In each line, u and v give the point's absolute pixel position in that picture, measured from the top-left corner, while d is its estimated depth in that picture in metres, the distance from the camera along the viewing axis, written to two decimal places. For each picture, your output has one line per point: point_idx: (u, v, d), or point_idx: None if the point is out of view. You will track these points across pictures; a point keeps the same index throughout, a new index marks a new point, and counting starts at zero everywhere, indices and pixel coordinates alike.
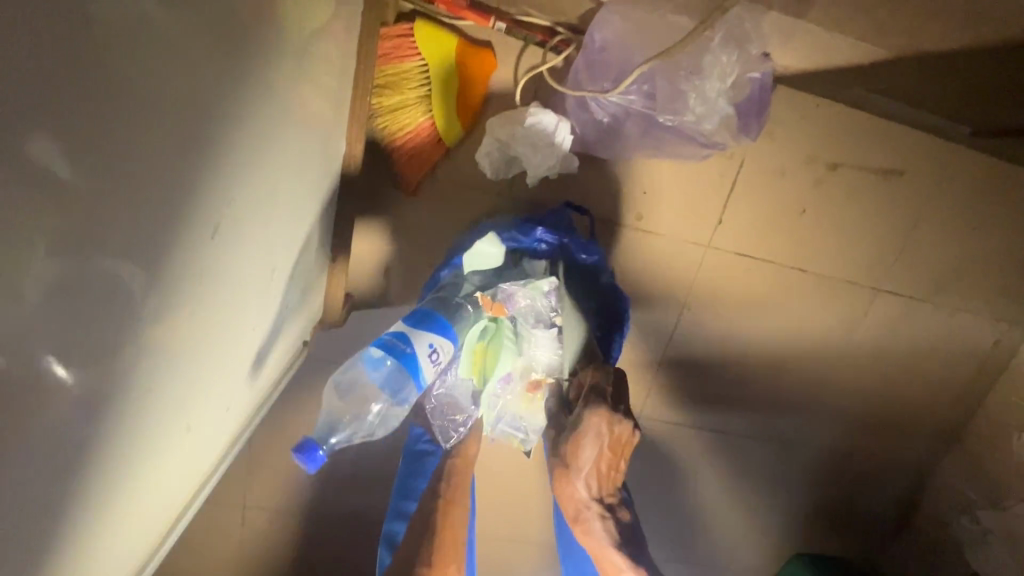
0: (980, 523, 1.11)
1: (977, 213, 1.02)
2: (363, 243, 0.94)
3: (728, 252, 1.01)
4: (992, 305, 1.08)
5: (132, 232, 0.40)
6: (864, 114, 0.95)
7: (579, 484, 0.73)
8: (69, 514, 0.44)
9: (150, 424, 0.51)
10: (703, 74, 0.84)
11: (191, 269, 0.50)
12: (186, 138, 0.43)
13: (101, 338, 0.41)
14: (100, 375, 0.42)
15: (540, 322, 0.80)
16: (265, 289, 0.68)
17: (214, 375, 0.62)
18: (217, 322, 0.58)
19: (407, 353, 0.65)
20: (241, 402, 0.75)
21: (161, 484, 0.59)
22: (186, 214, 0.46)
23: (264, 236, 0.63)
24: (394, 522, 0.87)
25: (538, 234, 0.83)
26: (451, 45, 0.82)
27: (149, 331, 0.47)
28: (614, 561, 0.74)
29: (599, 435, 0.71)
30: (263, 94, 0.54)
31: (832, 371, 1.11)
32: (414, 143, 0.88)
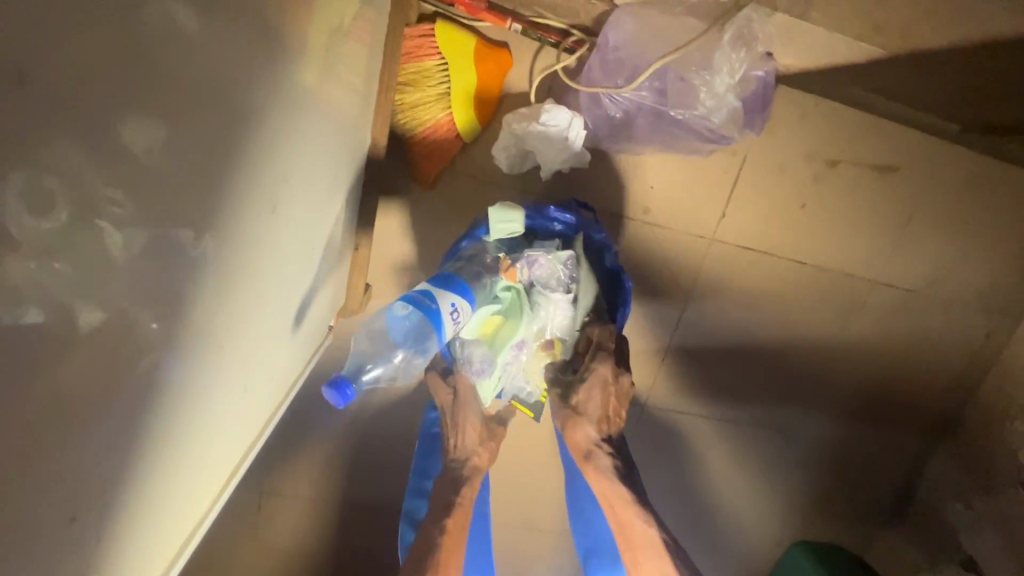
0: (972, 508, 1.14)
1: (968, 208, 1.07)
2: (382, 235, 0.98)
3: (731, 245, 1.05)
4: (983, 297, 1.13)
5: (190, 195, 0.43)
6: (860, 113, 1.00)
7: (588, 427, 0.84)
8: (141, 461, 0.46)
9: (211, 386, 0.55)
10: (713, 70, 0.88)
11: (240, 232, 0.53)
12: (233, 109, 0.46)
13: (168, 294, 0.44)
14: (167, 329, 0.45)
15: (559, 287, 0.83)
16: (299, 262, 0.71)
17: (257, 340, 0.64)
18: (263, 295, 0.62)
19: (432, 309, 0.69)
20: (281, 376, 0.78)
21: (218, 448, 0.63)
22: (235, 179, 0.49)
23: (301, 216, 0.68)
24: (416, 500, 0.88)
25: (554, 212, 0.84)
26: (470, 45, 0.87)
27: (205, 289, 0.49)
28: (617, 492, 0.84)
29: (606, 382, 0.82)
30: (298, 77, 0.57)
31: (830, 361, 1.15)
32: (433, 138, 0.92)
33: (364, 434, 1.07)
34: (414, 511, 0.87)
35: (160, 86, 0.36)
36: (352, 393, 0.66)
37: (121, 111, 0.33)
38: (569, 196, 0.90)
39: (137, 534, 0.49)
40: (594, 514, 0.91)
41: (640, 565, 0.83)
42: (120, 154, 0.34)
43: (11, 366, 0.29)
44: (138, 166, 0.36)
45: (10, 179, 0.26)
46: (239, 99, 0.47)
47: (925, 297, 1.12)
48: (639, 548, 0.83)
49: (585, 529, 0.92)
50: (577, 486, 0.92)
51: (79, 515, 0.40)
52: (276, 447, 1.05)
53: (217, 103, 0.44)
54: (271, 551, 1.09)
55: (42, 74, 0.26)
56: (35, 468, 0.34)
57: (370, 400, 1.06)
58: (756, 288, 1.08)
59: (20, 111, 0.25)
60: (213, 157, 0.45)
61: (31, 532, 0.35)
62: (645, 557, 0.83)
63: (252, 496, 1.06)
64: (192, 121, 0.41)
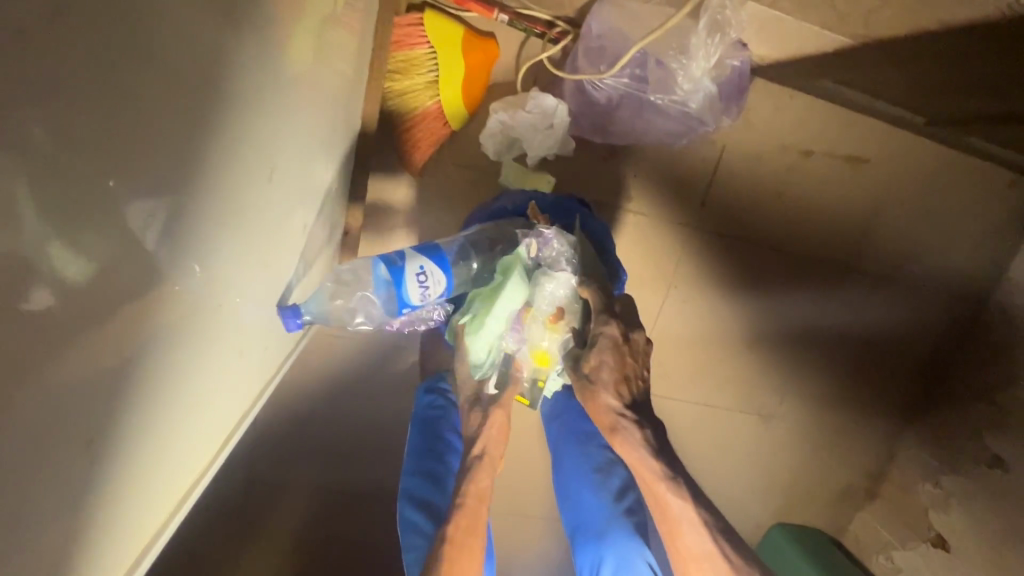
0: (941, 487, 1.18)
1: (933, 199, 1.12)
2: (372, 221, 1.00)
3: (709, 233, 1.09)
4: (948, 284, 1.19)
5: (189, 151, 0.45)
6: (829, 105, 1.05)
7: (611, 394, 0.79)
8: (144, 403, 0.47)
9: (210, 339, 0.58)
10: (689, 54, 0.90)
11: (234, 194, 0.54)
12: (230, 71, 0.48)
13: (168, 247, 0.45)
14: (168, 278, 0.46)
15: (564, 266, 0.85)
16: (292, 234, 0.73)
17: (252, 301, 0.65)
18: (261, 259, 0.65)
19: (398, 264, 0.76)
20: (274, 344, 0.80)
21: (217, 405, 0.65)
22: (232, 141, 0.51)
23: (295, 187, 0.70)
24: (410, 479, 0.86)
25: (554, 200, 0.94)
26: (456, 32, 0.88)
27: (204, 244, 0.51)
28: (648, 465, 0.76)
29: (618, 343, 0.80)
30: (291, 48, 0.59)
31: (806, 345, 1.19)
32: (422, 126, 0.94)
33: (355, 420, 1.08)
34: (419, 490, 0.85)
35: (162, 45, 0.38)
36: (299, 322, 0.73)
37: (128, 63, 0.35)
38: (570, 192, 0.95)
39: (147, 473, 0.52)
40: (578, 489, 0.92)
41: (683, 548, 0.73)
42: (133, 106, 0.36)
43: (33, 293, 0.31)
44: (147, 118, 0.38)
45: (43, 112, 0.29)
46: (239, 68, 0.49)
47: (894, 285, 1.17)
48: (677, 522, 0.74)
49: (573, 507, 0.92)
50: (563, 461, 0.96)
51: (100, 443, 0.42)
52: (265, 433, 1.06)
53: (215, 69, 0.46)
54: (255, 538, 1.09)
55: (61, 15, 0.28)
56: (54, 390, 0.35)
57: (359, 386, 1.07)
58: (732, 275, 1.12)
59: (46, 46, 0.28)
60: (215, 121, 0.47)
61: (53, 456, 0.37)
62: (687, 538, 0.73)
63: (240, 483, 1.07)
64: (191, 84, 0.43)
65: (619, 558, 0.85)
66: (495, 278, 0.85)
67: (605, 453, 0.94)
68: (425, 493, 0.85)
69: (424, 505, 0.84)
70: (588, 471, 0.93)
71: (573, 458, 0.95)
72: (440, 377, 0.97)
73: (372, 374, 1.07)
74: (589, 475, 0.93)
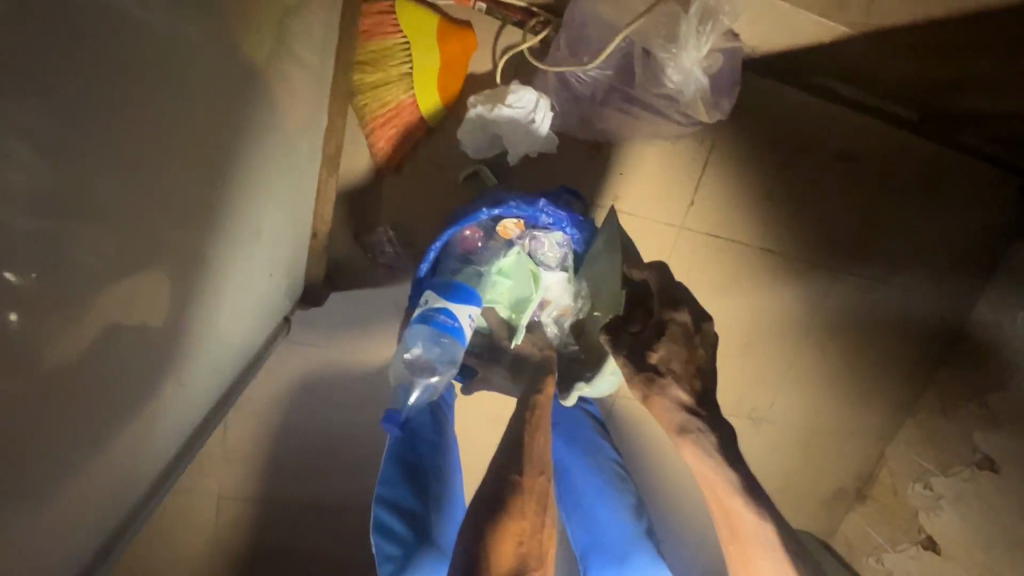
0: (932, 489, 1.16)
1: (925, 196, 1.10)
2: (345, 222, 0.94)
3: (698, 233, 1.05)
4: (940, 285, 1.16)
5: (105, 157, 0.39)
6: (820, 100, 1.02)
7: (681, 389, 0.71)
8: (39, 437, 0.41)
9: (132, 357, 0.51)
10: (679, 44, 0.85)
11: (162, 200, 0.48)
12: (164, 65, 0.42)
13: (73, 266, 0.39)
14: (73, 302, 0.40)
15: (559, 264, 0.86)
16: (243, 240, 0.66)
17: (187, 313, 0.59)
18: (200, 268, 0.58)
19: (453, 326, 0.77)
20: (224, 355, 0.75)
21: (141, 427, 0.59)
22: (159, 142, 0.45)
23: (246, 190, 0.63)
24: (393, 486, 0.80)
25: (542, 206, 0.81)
26: (432, 23, 0.85)
27: (117, 261, 0.44)
28: (717, 476, 0.69)
29: (689, 332, 0.72)
30: (244, 37, 0.53)
31: (797, 349, 1.17)
32: (396, 121, 0.89)
33: (329, 436, 1.01)
34: (402, 499, 0.80)
35: (95, 49, 0.34)
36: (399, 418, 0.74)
37: (50, 73, 0.31)
38: (560, 186, 0.89)
39: (46, 514, 0.47)
40: (592, 505, 0.88)
41: (755, 567, 0.67)
42: (50, 127, 0.32)
43: None
44: (57, 118, 0.33)
45: None
46: (177, 57, 0.44)
47: (885, 285, 1.15)
48: (749, 543, 0.68)
49: (584, 523, 0.87)
50: (573, 474, 0.91)
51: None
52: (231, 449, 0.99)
53: (153, 74, 0.41)
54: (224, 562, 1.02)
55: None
56: None
57: (330, 399, 1.00)
58: (722, 277, 1.09)
59: None
60: (149, 129, 0.43)
61: None
62: (762, 561, 0.67)
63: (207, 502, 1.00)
64: (123, 95, 0.38)
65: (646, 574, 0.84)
66: (502, 283, 0.86)
67: (614, 467, 0.94)
68: (408, 501, 0.80)
69: (408, 515, 0.79)
70: (604, 484, 0.91)
71: (584, 472, 0.91)
72: None
73: (345, 387, 1.00)
74: (603, 489, 0.91)
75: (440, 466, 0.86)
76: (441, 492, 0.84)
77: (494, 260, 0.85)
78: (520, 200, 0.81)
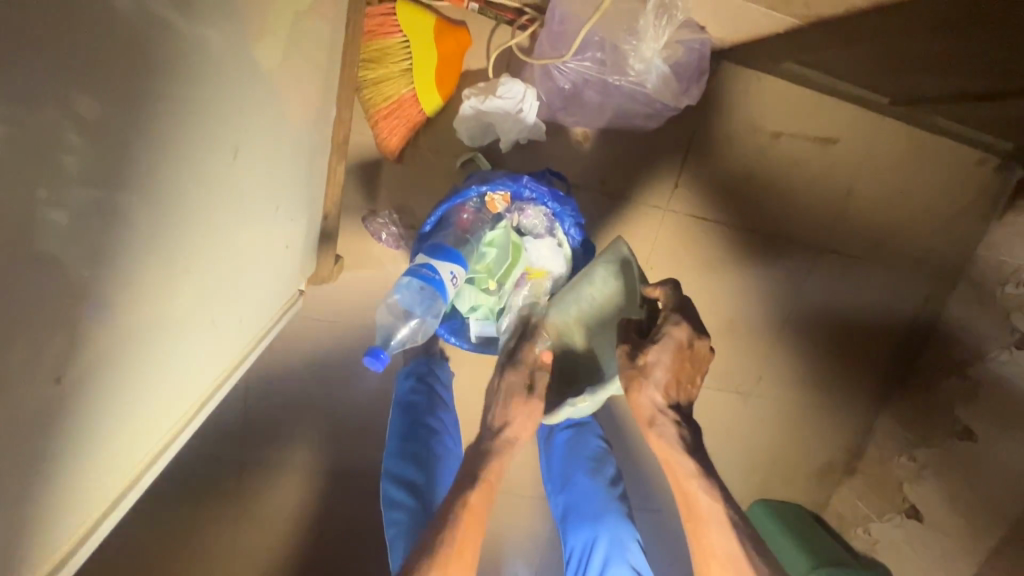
0: (915, 460, 1.21)
1: (903, 177, 1.15)
2: (354, 206, 1.04)
3: (684, 215, 1.12)
4: (921, 263, 1.22)
5: (145, 134, 0.47)
6: (795, 87, 1.08)
7: (657, 392, 0.76)
8: (107, 369, 0.50)
9: (175, 312, 0.59)
10: (639, 36, 0.92)
11: (196, 171, 0.56)
12: (190, 59, 0.51)
13: (127, 222, 0.48)
14: (126, 255, 0.49)
15: (543, 235, 0.94)
16: (262, 212, 0.74)
17: (219, 275, 0.67)
18: (227, 235, 0.66)
19: (434, 279, 0.83)
20: (250, 323, 0.83)
21: (184, 376, 0.67)
22: (192, 121, 0.53)
23: (264, 169, 0.72)
24: (394, 460, 0.91)
25: (525, 181, 0.89)
26: (429, 22, 0.93)
27: (159, 221, 0.52)
28: (681, 460, 0.77)
29: (682, 347, 0.76)
30: (257, 37, 0.62)
31: (782, 326, 1.22)
32: (396, 113, 0.97)
33: (344, 404, 1.11)
34: (401, 471, 0.90)
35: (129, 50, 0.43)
36: (385, 357, 0.81)
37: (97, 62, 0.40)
38: (542, 167, 0.97)
39: (111, 442, 0.55)
40: (571, 473, 0.96)
41: (707, 542, 0.75)
42: (97, 109, 0.41)
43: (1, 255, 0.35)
44: (105, 101, 0.42)
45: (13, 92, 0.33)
46: (202, 52, 0.53)
47: (868, 264, 1.21)
48: (703, 519, 0.76)
49: (563, 487, 0.96)
50: (554, 448, 0.99)
51: (68, 407, 0.46)
52: (256, 416, 1.09)
53: (182, 70, 0.50)
54: (253, 521, 1.12)
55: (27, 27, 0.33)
56: (18, 342, 0.38)
57: (344, 368, 1.10)
58: (706, 257, 1.15)
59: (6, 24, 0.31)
60: (183, 111, 0.52)
61: (22, 405, 0.40)
62: (713, 534, 0.75)
63: (234, 464, 1.10)
64: (156, 88, 0.48)
65: (613, 537, 0.89)
66: (487, 254, 0.92)
67: (598, 444, 1.00)
68: (408, 472, 0.90)
69: (408, 484, 0.89)
70: (584, 458, 0.98)
71: (564, 447, 0.99)
72: (420, 362, 1.00)
73: (357, 358, 1.10)
74: (583, 462, 0.97)
75: (432, 438, 0.94)
76: (438, 463, 0.93)
77: (483, 232, 0.93)
78: (505, 175, 0.91)
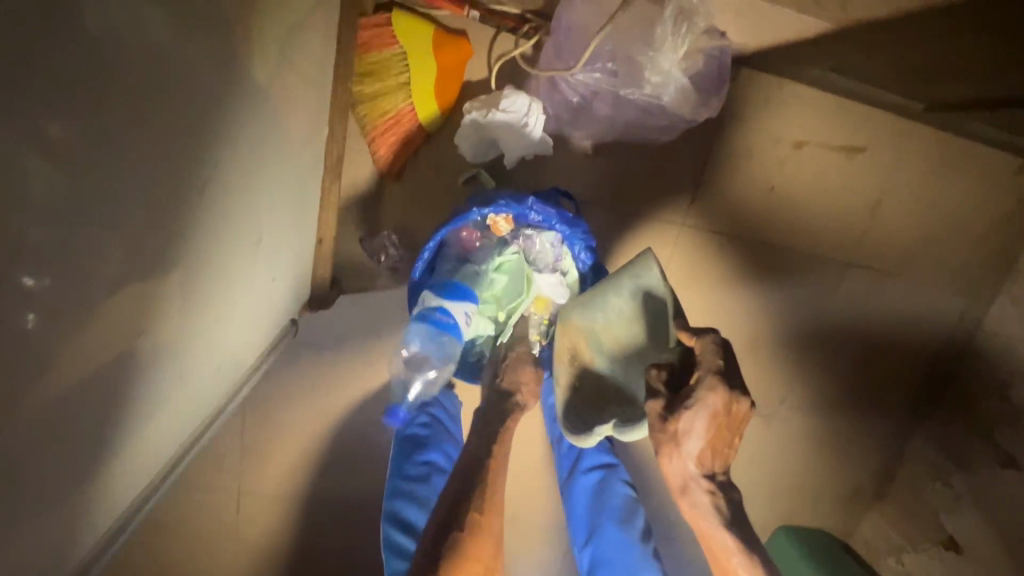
0: (952, 487, 1.12)
1: (935, 186, 1.08)
2: (350, 227, 0.98)
3: (700, 229, 1.05)
4: (955, 277, 1.14)
5: (101, 172, 0.42)
6: (818, 92, 1.01)
7: (690, 461, 0.66)
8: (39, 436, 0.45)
9: (130, 364, 0.54)
10: (656, 47, 0.86)
11: (162, 208, 0.51)
12: (161, 86, 0.47)
13: (76, 271, 0.43)
14: (73, 306, 0.43)
15: (552, 263, 0.89)
16: (246, 244, 0.69)
17: (191, 317, 0.61)
18: (202, 274, 0.61)
19: (449, 323, 0.81)
20: (230, 361, 0.77)
21: (146, 427, 0.61)
22: (158, 153, 0.48)
23: (250, 198, 0.67)
24: (397, 500, 0.85)
25: (531, 203, 0.83)
26: (427, 32, 0.88)
27: (116, 267, 0.47)
28: (720, 538, 0.67)
29: (718, 410, 0.65)
30: (241, 57, 0.57)
31: (806, 344, 1.15)
32: (394, 130, 0.92)
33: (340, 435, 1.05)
34: (404, 512, 0.85)
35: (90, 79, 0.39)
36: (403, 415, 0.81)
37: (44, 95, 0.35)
38: (550, 187, 0.91)
39: (44, 512, 0.49)
40: (599, 524, 0.89)
41: None
42: (59, 144, 0.38)
43: None
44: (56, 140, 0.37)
45: None
46: (176, 77, 0.48)
47: (898, 278, 1.13)
48: None
49: (591, 540, 0.89)
50: (578, 494, 0.93)
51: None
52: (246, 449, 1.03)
53: (151, 99, 0.46)
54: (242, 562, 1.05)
55: None
56: None
57: (339, 397, 1.03)
58: (725, 273, 1.08)
59: None
60: (149, 145, 0.47)
61: None
62: None
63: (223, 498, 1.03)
64: (127, 119, 0.44)
65: None
66: (493, 282, 0.87)
67: (625, 492, 0.92)
68: (410, 513, 0.85)
69: (410, 526, 0.84)
70: (612, 509, 0.90)
71: (589, 494, 0.92)
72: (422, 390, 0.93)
73: (352, 386, 1.03)
74: (613, 512, 0.90)
75: (433, 475, 0.88)
76: None
77: (488, 259, 0.87)
78: (509, 196, 0.84)
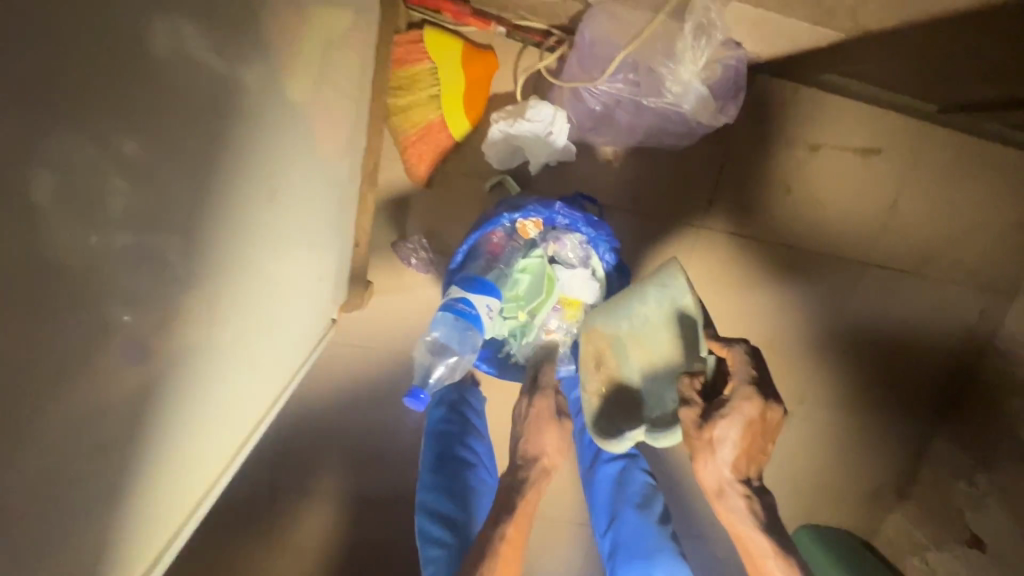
0: (977, 485, 1.13)
1: (953, 186, 1.10)
2: (384, 232, 1.03)
3: (719, 231, 1.08)
4: (975, 276, 1.15)
5: (196, 192, 0.48)
6: (833, 97, 1.04)
7: (726, 464, 0.72)
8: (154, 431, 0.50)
9: (213, 364, 0.59)
10: (676, 59, 0.90)
11: (239, 221, 0.56)
12: (236, 109, 0.52)
13: (178, 280, 0.48)
14: (174, 312, 0.49)
15: (578, 264, 0.92)
16: (297, 249, 0.75)
17: (256, 318, 0.67)
18: (263, 278, 0.66)
19: (470, 314, 0.84)
20: (284, 361, 0.83)
21: (222, 422, 0.67)
22: (236, 171, 0.54)
23: (298, 204, 0.72)
24: (429, 493, 0.89)
25: (558, 207, 0.89)
26: (457, 47, 0.93)
27: (205, 275, 0.52)
28: (755, 537, 0.73)
29: (753, 419, 0.69)
30: (294, 78, 0.63)
31: (827, 342, 1.17)
32: (424, 139, 0.97)
33: (374, 429, 1.10)
34: (436, 504, 0.88)
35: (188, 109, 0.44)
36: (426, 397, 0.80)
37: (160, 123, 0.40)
38: (576, 192, 0.96)
39: (153, 500, 0.55)
40: (619, 511, 0.92)
41: None
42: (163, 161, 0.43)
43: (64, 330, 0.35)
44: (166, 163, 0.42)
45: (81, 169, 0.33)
46: (248, 100, 0.53)
47: (916, 277, 1.14)
48: None
49: (612, 527, 0.92)
50: (600, 485, 0.96)
51: (115, 462, 0.46)
52: (285, 443, 1.08)
53: (230, 121, 0.51)
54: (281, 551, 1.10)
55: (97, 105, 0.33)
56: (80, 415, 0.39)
57: (373, 394, 1.09)
58: (745, 273, 1.11)
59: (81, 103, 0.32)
60: (230, 163, 0.52)
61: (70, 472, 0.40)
62: None
63: (266, 490, 1.09)
64: (213, 142, 0.49)
65: None
66: (519, 280, 0.91)
67: (644, 480, 0.96)
68: (443, 506, 0.88)
69: (444, 518, 0.87)
70: (631, 494, 0.93)
71: (610, 482, 0.95)
72: (451, 388, 0.99)
73: (386, 383, 1.09)
74: (632, 498, 0.93)
75: (464, 469, 0.92)
76: (473, 495, 0.91)
77: (515, 259, 0.92)
78: (537, 202, 0.90)
